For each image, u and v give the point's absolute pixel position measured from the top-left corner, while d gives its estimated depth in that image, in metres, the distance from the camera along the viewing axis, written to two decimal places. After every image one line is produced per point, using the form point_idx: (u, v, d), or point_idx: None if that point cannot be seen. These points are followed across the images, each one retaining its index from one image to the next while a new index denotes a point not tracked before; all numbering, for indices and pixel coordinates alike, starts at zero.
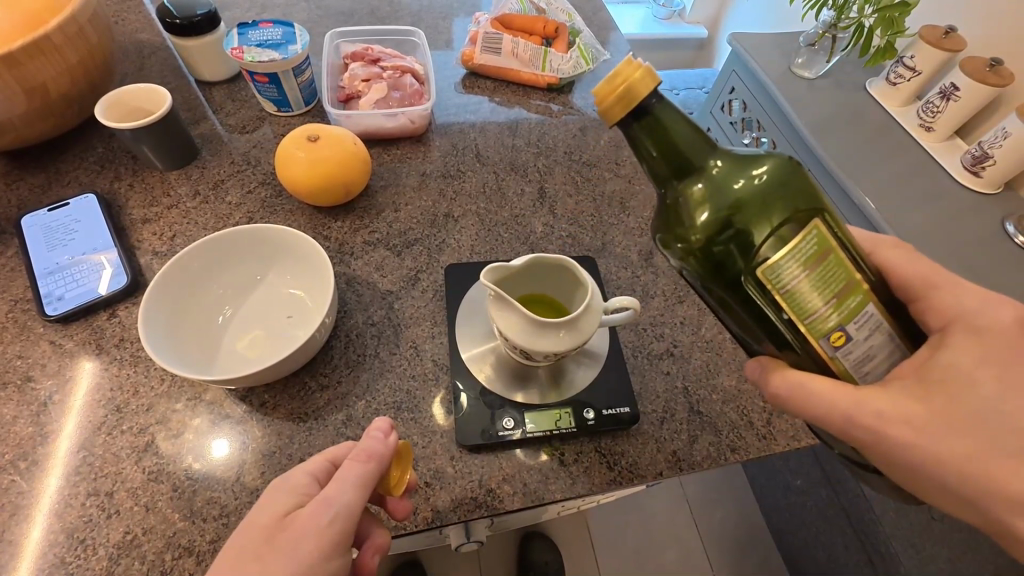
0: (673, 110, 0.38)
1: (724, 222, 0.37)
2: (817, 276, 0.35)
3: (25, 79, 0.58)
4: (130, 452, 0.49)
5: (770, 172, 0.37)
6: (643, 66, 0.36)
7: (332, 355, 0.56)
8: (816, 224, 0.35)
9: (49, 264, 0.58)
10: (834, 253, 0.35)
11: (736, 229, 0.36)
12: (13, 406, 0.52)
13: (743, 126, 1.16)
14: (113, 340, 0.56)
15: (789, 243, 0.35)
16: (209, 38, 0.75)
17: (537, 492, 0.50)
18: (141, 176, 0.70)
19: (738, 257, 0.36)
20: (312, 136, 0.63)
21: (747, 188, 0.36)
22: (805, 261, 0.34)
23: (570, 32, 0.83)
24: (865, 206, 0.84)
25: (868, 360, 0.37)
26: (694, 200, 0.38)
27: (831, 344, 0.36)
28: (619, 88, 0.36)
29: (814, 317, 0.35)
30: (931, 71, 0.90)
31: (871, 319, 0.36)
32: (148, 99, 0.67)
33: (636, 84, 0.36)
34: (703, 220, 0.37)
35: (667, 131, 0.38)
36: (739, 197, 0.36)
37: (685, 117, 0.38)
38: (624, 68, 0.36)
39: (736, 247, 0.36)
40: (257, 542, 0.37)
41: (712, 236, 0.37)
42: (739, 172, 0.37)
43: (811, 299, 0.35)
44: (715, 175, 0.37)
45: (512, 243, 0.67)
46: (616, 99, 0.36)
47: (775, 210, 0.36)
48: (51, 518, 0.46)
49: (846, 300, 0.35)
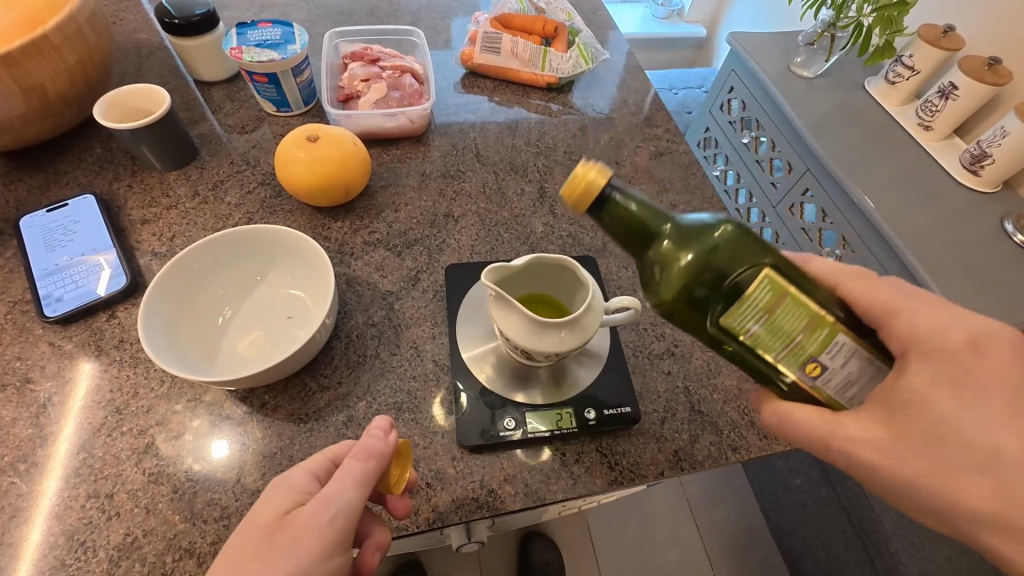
0: (630, 197, 0.42)
1: (687, 282, 0.40)
2: (777, 318, 0.37)
3: (23, 79, 0.57)
4: (130, 453, 0.49)
5: (719, 234, 0.40)
6: (597, 165, 0.41)
7: (332, 356, 0.56)
8: (767, 272, 0.37)
9: (48, 265, 0.58)
10: (789, 293, 0.37)
11: (699, 288, 0.40)
12: (12, 408, 0.51)
13: (743, 125, 1.16)
14: (113, 341, 0.56)
15: (745, 292, 0.37)
16: (208, 38, 0.75)
17: (538, 492, 0.50)
18: (139, 177, 0.69)
19: (705, 309, 0.39)
20: (312, 135, 0.63)
21: (702, 249, 0.40)
22: (763, 306, 0.37)
23: (570, 32, 0.83)
24: (865, 206, 0.84)
25: (851, 385, 0.38)
26: (658, 269, 0.41)
27: (808, 375, 0.38)
28: (578, 188, 0.40)
29: (783, 355, 0.37)
30: (930, 70, 0.90)
31: (843, 347, 0.37)
32: (146, 99, 0.66)
33: (592, 183, 0.40)
34: (668, 282, 0.40)
35: (627, 219, 0.42)
36: (697, 261, 0.40)
37: (641, 201, 0.42)
38: (578, 171, 0.40)
39: (704, 304, 0.39)
40: (257, 541, 0.37)
41: (679, 299, 0.40)
42: (689, 242, 0.41)
43: (778, 338, 0.37)
44: (669, 245, 0.41)
45: (512, 243, 0.67)
46: (580, 197, 0.40)
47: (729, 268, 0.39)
48: (51, 520, 0.46)
49: (812, 333, 0.37)
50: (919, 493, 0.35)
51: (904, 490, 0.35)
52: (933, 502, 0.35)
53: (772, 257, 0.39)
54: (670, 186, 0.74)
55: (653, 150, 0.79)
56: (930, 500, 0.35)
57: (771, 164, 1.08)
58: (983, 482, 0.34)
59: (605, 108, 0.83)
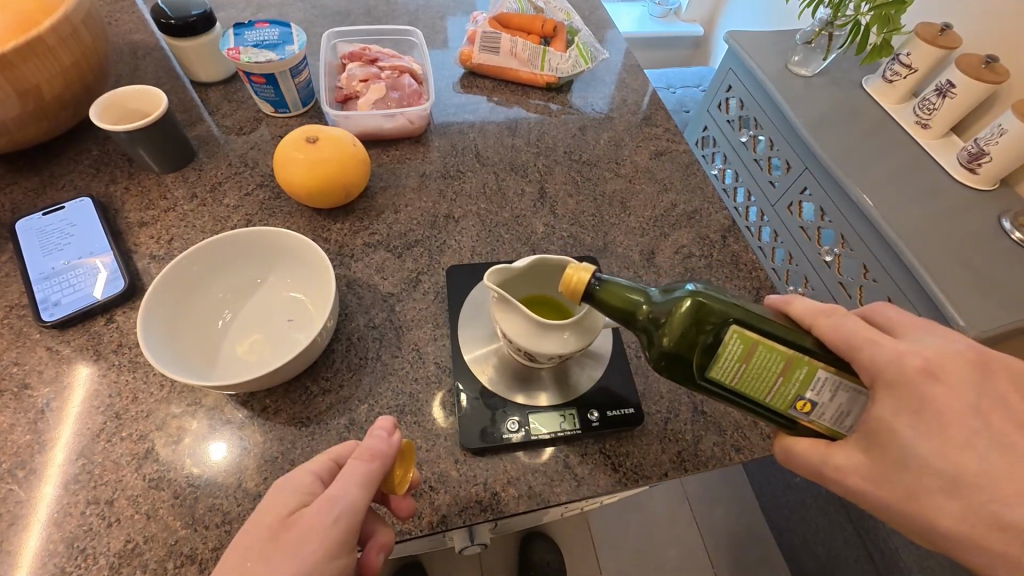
0: (609, 282, 0.44)
1: (677, 355, 0.42)
2: (754, 365, 0.40)
3: (18, 79, 0.57)
4: (130, 459, 0.49)
5: (690, 303, 0.41)
6: (582, 263, 0.43)
7: (333, 359, 0.56)
8: (734, 327, 0.40)
9: (44, 269, 0.57)
10: (761, 343, 0.40)
11: (685, 355, 0.42)
12: (10, 414, 0.51)
13: (741, 124, 1.16)
14: (111, 346, 0.55)
15: (720, 348, 0.40)
16: (205, 38, 0.74)
17: (542, 494, 0.49)
18: (136, 179, 0.69)
19: (693, 370, 0.42)
20: (311, 137, 0.62)
21: (683, 315, 0.41)
22: (738, 358, 0.40)
23: (569, 31, 0.83)
24: (864, 204, 0.84)
25: (846, 415, 0.40)
26: (649, 335, 0.43)
27: (800, 411, 0.41)
28: (567, 286, 0.43)
29: (770, 395, 0.41)
30: (928, 68, 0.90)
31: (826, 383, 0.39)
32: (143, 99, 0.66)
33: (577, 280, 0.43)
34: (658, 353, 0.43)
35: (610, 303, 0.43)
36: (678, 331, 0.42)
37: (620, 283, 0.44)
38: (567, 270, 0.43)
39: (698, 360, 0.41)
40: (260, 544, 0.36)
41: (676, 358, 0.42)
42: (669, 310, 0.42)
43: (761, 385, 0.40)
44: (652, 315, 0.43)
45: (512, 244, 0.67)
46: (569, 292, 0.43)
47: (712, 326, 0.41)
48: (50, 527, 0.45)
49: (792, 375, 0.40)
50: (923, 493, 0.35)
51: (907, 490, 0.35)
52: (936, 501, 0.35)
53: (744, 309, 0.41)
54: (670, 186, 0.74)
55: (653, 150, 0.78)
56: (934, 499, 0.35)
57: (770, 163, 1.08)
58: (981, 484, 0.34)
59: (605, 107, 0.83)
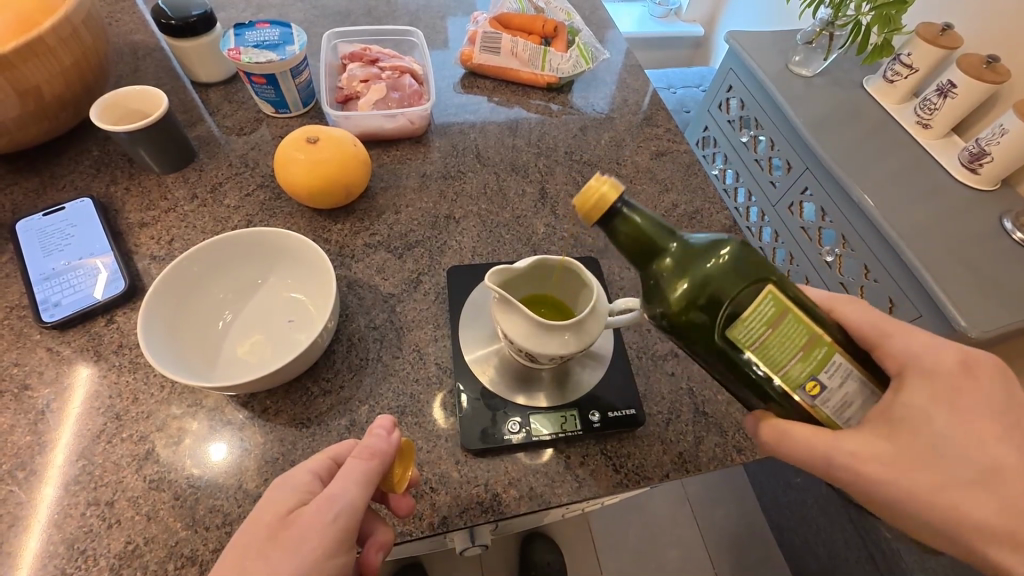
0: (640, 212, 0.41)
1: (691, 297, 0.39)
2: (780, 332, 0.38)
3: (19, 80, 0.57)
4: (130, 460, 0.49)
5: (727, 252, 0.40)
6: (610, 179, 0.40)
7: (333, 359, 0.56)
8: (771, 289, 0.38)
9: (45, 270, 0.57)
10: (791, 311, 0.38)
11: (708, 304, 0.39)
12: (10, 415, 0.51)
13: (741, 124, 1.16)
14: (112, 346, 0.55)
15: (749, 307, 0.38)
16: (206, 39, 0.74)
17: (544, 495, 0.49)
18: (137, 180, 0.69)
19: (713, 325, 0.39)
20: (312, 137, 0.62)
21: (716, 264, 0.39)
22: (766, 321, 0.38)
23: (569, 31, 0.82)
24: (864, 204, 0.84)
25: (848, 406, 0.39)
26: (672, 278, 0.40)
27: (807, 394, 0.38)
28: (591, 199, 0.40)
29: (784, 370, 0.38)
30: (929, 68, 0.89)
31: (840, 368, 0.38)
32: (143, 100, 0.66)
33: (603, 197, 0.40)
34: (679, 298, 0.40)
35: (640, 234, 0.41)
36: (708, 279, 0.39)
37: (652, 219, 0.42)
38: (594, 183, 0.40)
39: (719, 315, 0.39)
40: (259, 542, 0.36)
41: (694, 307, 0.39)
42: (700, 256, 0.40)
43: (778, 358, 0.38)
44: (680, 258, 0.40)
45: (513, 244, 0.67)
46: (590, 210, 0.40)
47: (742, 282, 0.39)
48: (51, 529, 0.45)
49: (813, 351, 0.38)
50: None
51: None
52: None
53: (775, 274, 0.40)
54: (671, 186, 0.74)
55: (654, 150, 0.78)
56: None
57: (770, 163, 1.08)
58: None
59: (605, 108, 0.83)
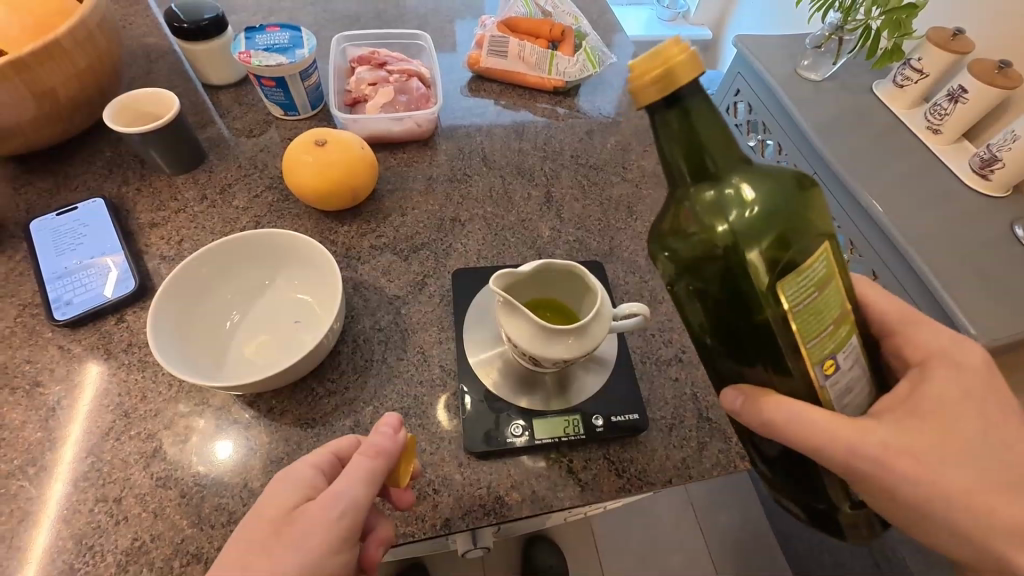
0: (718, 123, 0.36)
1: (745, 226, 0.36)
2: (824, 297, 0.35)
3: (35, 82, 0.58)
4: (138, 458, 0.49)
5: (795, 196, 0.36)
6: (690, 49, 0.34)
7: (339, 360, 0.56)
8: (827, 250, 0.35)
9: (58, 268, 0.58)
10: (835, 281, 0.36)
11: (762, 242, 0.35)
12: (21, 411, 0.52)
13: (748, 128, 1.15)
14: (121, 345, 0.56)
15: (805, 262, 0.35)
16: (217, 42, 0.75)
17: (546, 499, 0.49)
18: (148, 180, 0.70)
19: (758, 266, 0.35)
20: (320, 140, 0.63)
21: (782, 203, 0.36)
22: (817, 282, 0.34)
23: (576, 35, 0.83)
24: (872, 209, 0.84)
25: (847, 393, 0.38)
26: (730, 203, 0.36)
27: (823, 372, 0.36)
28: (660, 68, 0.34)
29: (817, 338, 0.35)
30: (940, 73, 0.89)
31: (853, 352, 0.37)
32: (155, 102, 0.67)
33: (677, 68, 0.33)
34: (734, 225, 0.36)
35: (712, 146, 0.36)
36: (769, 217, 0.36)
37: (728, 137, 0.37)
38: (670, 47, 0.33)
39: (766, 257, 0.35)
40: (264, 537, 0.37)
41: (745, 240, 0.35)
42: (767, 190, 0.36)
43: (817, 322, 0.34)
44: (745, 185, 0.36)
45: (519, 248, 0.67)
46: (655, 79, 0.34)
47: (798, 231, 0.36)
48: (60, 524, 0.46)
49: (840, 327, 0.36)
50: None
51: None
52: None
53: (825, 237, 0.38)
54: None
55: None
56: None
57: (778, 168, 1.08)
58: None
59: (612, 112, 0.83)
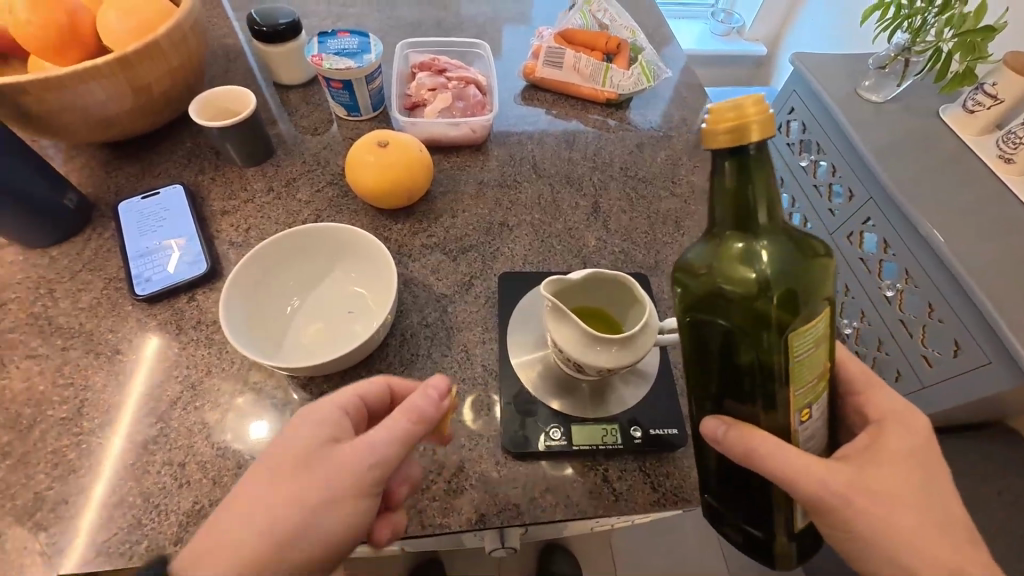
0: (764, 175, 0.35)
1: (768, 278, 0.35)
2: (816, 354, 0.35)
3: (135, 77, 0.64)
4: (201, 427, 0.53)
5: (815, 255, 0.36)
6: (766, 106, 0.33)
7: (387, 352, 0.59)
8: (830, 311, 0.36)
9: (140, 248, 0.64)
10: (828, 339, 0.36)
11: (777, 296, 0.35)
12: (103, 375, 0.56)
13: (801, 147, 1.13)
14: (191, 321, 0.60)
15: (811, 320, 0.35)
16: (291, 45, 0.80)
17: (580, 505, 0.50)
18: (221, 171, 0.75)
19: (770, 318, 0.35)
20: (381, 141, 0.66)
21: (804, 260, 0.35)
22: (815, 340, 0.35)
23: (632, 48, 0.84)
24: (933, 239, 0.80)
25: (812, 437, 0.39)
26: (755, 254, 0.35)
27: (800, 418, 0.37)
28: (735, 120, 0.33)
29: (801, 390, 0.36)
30: (1015, 99, 0.84)
31: (825, 402, 0.39)
32: (234, 99, 0.72)
33: (750, 124, 0.32)
34: (758, 277, 0.35)
35: (753, 198, 0.35)
36: (791, 273, 0.35)
37: (770, 188, 0.36)
38: (750, 101, 0.32)
39: (779, 312, 0.35)
40: (294, 462, 0.39)
41: (763, 292, 0.35)
42: (791, 246, 0.35)
43: (805, 376, 0.36)
44: (772, 238, 0.35)
45: (564, 255, 0.68)
46: (727, 130, 0.33)
47: (812, 289, 0.35)
48: (131, 481, 0.50)
49: (821, 382, 0.37)
50: None
51: None
52: None
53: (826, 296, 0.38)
54: None
55: None
56: None
57: (831, 190, 1.05)
58: None
59: (663, 125, 0.83)
